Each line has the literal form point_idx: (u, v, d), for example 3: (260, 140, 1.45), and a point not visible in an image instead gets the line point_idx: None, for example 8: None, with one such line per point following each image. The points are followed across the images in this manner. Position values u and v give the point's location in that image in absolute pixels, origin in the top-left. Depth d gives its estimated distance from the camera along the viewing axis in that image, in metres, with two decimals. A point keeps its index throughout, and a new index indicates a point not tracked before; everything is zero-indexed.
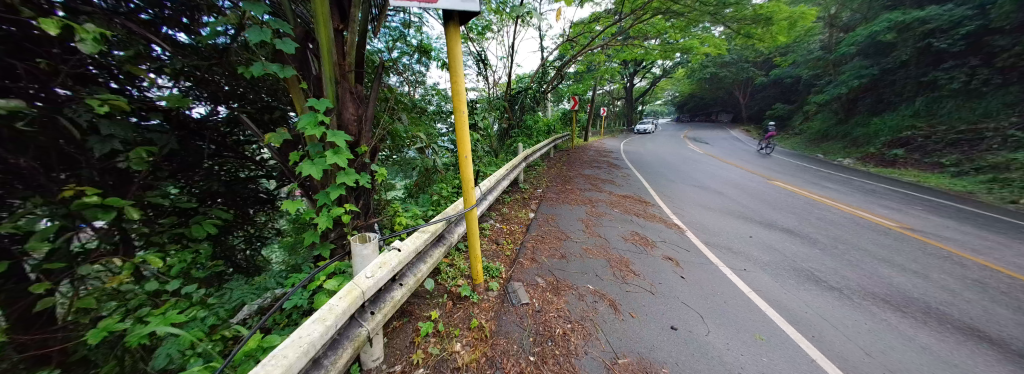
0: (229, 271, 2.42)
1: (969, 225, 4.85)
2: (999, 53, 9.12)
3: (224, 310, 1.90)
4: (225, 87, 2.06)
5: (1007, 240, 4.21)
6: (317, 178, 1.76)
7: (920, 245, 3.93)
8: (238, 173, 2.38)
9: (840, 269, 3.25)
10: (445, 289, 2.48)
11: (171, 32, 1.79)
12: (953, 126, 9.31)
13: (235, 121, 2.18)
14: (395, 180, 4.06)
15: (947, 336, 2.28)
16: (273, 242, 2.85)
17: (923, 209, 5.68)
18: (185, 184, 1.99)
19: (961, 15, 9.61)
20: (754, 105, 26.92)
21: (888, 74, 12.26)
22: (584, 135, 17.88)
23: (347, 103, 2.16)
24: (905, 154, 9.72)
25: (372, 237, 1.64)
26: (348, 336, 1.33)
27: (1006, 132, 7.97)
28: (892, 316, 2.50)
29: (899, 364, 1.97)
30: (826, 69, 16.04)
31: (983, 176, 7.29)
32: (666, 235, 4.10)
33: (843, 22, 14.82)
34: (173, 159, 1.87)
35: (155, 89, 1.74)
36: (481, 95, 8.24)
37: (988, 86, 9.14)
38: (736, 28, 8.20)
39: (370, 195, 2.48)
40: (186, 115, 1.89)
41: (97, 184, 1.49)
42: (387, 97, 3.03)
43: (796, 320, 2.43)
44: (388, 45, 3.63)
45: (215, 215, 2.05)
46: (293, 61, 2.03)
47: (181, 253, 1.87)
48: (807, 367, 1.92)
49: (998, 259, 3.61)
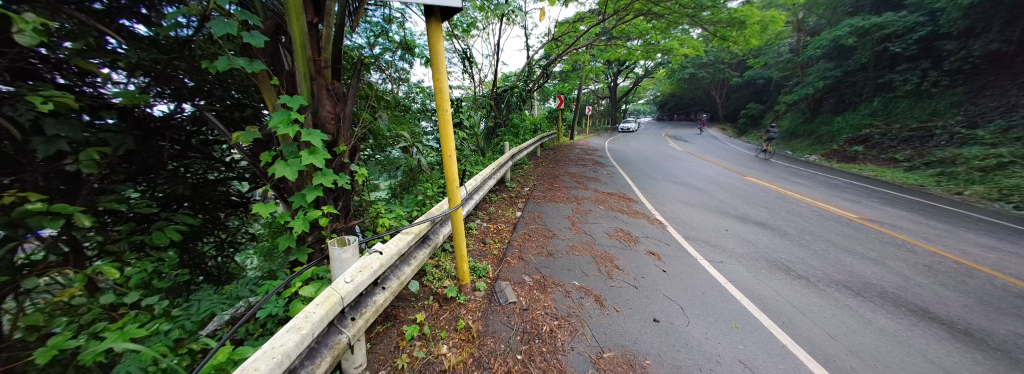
0: (197, 280, 2.25)
1: (920, 215, 5.27)
2: (948, 57, 9.91)
3: (191, 322, 1.73)
4: (190, 83, 1.90)
5: (952, 229, 4.60)
6: (291, 180, 1.67)
7: (877, 234, 4.23)
8: (207, 175, 2.24)
9: (808, 259, 3.44)
10: (430, 291, 2.44)
11: (128, 23, 1.64)
12: (906, 124, 10.07)
13: (202, 119, 2.03)
14: (379, 181, 3.96)
15: (903, 317, 2.45)
16: (248, 249, 2.65)
17: (880, 201, 6.12)
18: (147, 187, 1.86)
19: (914, 22, 10.41)
20: (731, 104, 27.86)
21: (849, 76, 13.10)
22: (569, 133, 18.09)
23: (324, 100, 2.07)
24: (864, 151, 10.43)
25: (351, 239, 1.57)
26: (327, 344, 1.27)
27: (953, 130, 8.66)
28: (853, 301, 2.67)
29: (859, 346, 2.10)
30: (795, 71, 16.95)
31: (932, 170, 7.90)
32: (647, 230, 4.20)
33: (809, 27, 15.70)
34: (132, 160, 1.73)
35: (110, 85, 1.59)
36: (467, 93, 8.42)
37: (937, 88, 9.92)
38: (712, 31, 8.48)
39: (348, 195, 2.41)
40: (146, 113, 1.75)
41: (42, 189, 1.35)
42: (367, 94, 2.93)
43: (768, 307, 2.54)
44: (368, 40, 3.51)
45: (180, 220, 1.93)
46: (263, 55, 1.94)
47: (143, 262, 1.74)
48: (778, 352, 2.02)
49: (945, 246, 3.92)
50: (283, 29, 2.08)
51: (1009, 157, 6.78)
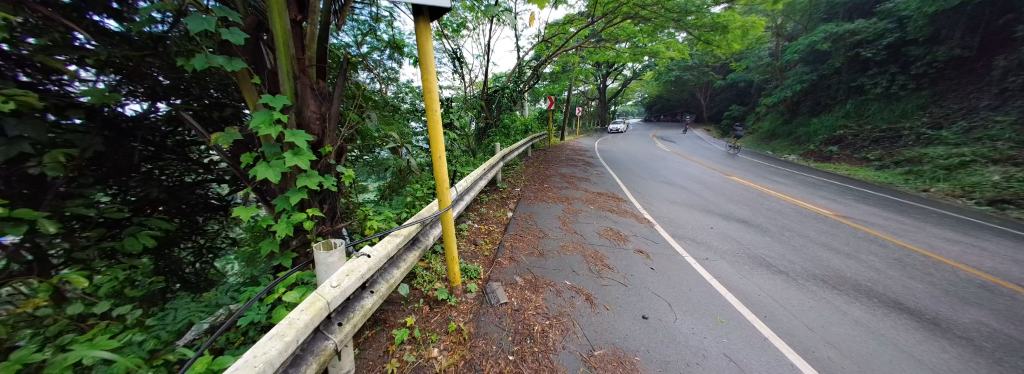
0: (174, 287, 2.14)
1: (890, 211, 5.54)
2: (914, 62, 10.48)
3: (167, 332, 1.65)
4: (164, 81, 1.81)
5: (919, 224, 4.86)
6: (274, 182, 1.62)
7: (851, 230, 4.42)
8: (184, 178, 2.14)
9: (788, 254, 3.56)
10: (420, 294, 2.40)
11: (98, 18, 1.55)
12: (877, 125, 10.59)
13: (178, 119, 1.95)
14: (367, 182, 3.89)
15: (876, 309, 2.57)
16: (229, 254, 2.55)
17: (854, 198, 6.41)
18: (118, 191, 1.76)
19: (884, 28, 10.97)
20: (715, 106, 28.68)
21: (824, 80, 13.69)
22: (559, 134, 18.23)
23: (308, 99, 2.01)
24: (839, 151, 10.90)
25: (338, 243, 1.53)
26: (312, 351, 1.23)
27: (919, 131, 9.15)
28: (830, 294, 2.78)
29: (836, 337, 2.19)
30: (774, 74, 17.59)
31: (901, 168, 8.32)
32: (636, 229, 4.27)
33: (788, 32, 16.30)
34: (102, 162, 1.64)
35: (77, 83, 1.50)
36: (458, 93, 8.36)
37: (905, 90, 10.46)
38: (696, 35, 8.69)
39: (335, 198, 2.35)
40: (117, 113, 1.66)
41: (4, 195, 1.27)
42: (354, 93, 2.87)
43: (750, 302, 2.62)
44: (356, 39, 3.44)
45: (154, 225, 1.84)
46: (243, 53, 1.88)
47: (114, 270, 1.64)
48: (761, 345, 2.08)
49: (913, 240, 4.14)
50: (264, 26, 2.01)
51: (970, 156, 7.21)
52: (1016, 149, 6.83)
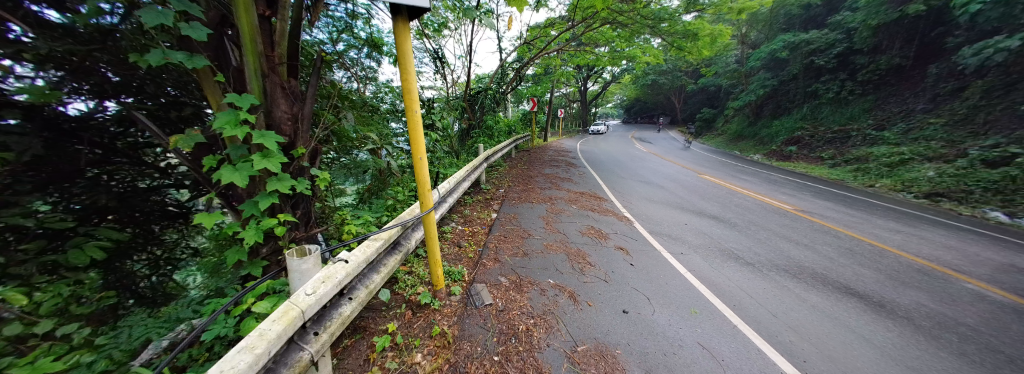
0: (128, 303, 1.96)
1: (841, 205, 6.03)
2: (861, 69, 11.49)
3: (120, 351, 1.51)
4: (114, 78, 1.66)
5: (866, 216, 5.33)
6: (241, 186, 1.52)
7: (810, 223, 4.76)
8: (137, 182, 1.97)
9: (755, 247, 3.79)
10: (403, 299, 2.35)
11: (37, 8, 1.40)
12: (830, 127, 11.51)
13: (130, 120, 1.79)
14: (345, 185, 3.77)
15: (832, 295, 2.78)
16: (190, 265, 2.36)
17: (811, 194, 6.92)
18: (60, 198, 1.60)
19: (834, 38, 11.96)
20: (687, 109, 30.06)
21: (784, 85, 14.71)
22: (542, 135, 18.45)
23: (278, 99, 1.93)
24: (797, 150, 11.73)
25: (312, 249, 1.47)
26: (286, 362, 1.16)
27: (865, 132, 10.04)
28: (791, 282, 2.99)
29: (796, 322, 2.35)
30: (740, 79, 18.67)
31: (851, 166, 9.09)
32: (616, 227, 4.39)
33: (752, 40, 17.34)
34: (41, 167, 1.49)
35: (11, 79, 1.35)
36: (440, 94, 8.24)
37: (853, 95, 11.44)
38: (669, 41, 9.04)
39: (308, 202, 2.25)
40: (59, 112, 1.51)
41: None
42: (330, 93, 2.77)
43: (721, 292, 2.77)
44: (331, 36, 3.32)
45: (105, 234, 1.68)
46: (205, 49, 1.76)
47: (56, 286, 1.48)
48: (730, 332, 2.20)
49: (861, 231, 4.53)
50: (229, 21, 1.89)
51: (908, 155, 7.99)
52: (946, 148, 7.62)
